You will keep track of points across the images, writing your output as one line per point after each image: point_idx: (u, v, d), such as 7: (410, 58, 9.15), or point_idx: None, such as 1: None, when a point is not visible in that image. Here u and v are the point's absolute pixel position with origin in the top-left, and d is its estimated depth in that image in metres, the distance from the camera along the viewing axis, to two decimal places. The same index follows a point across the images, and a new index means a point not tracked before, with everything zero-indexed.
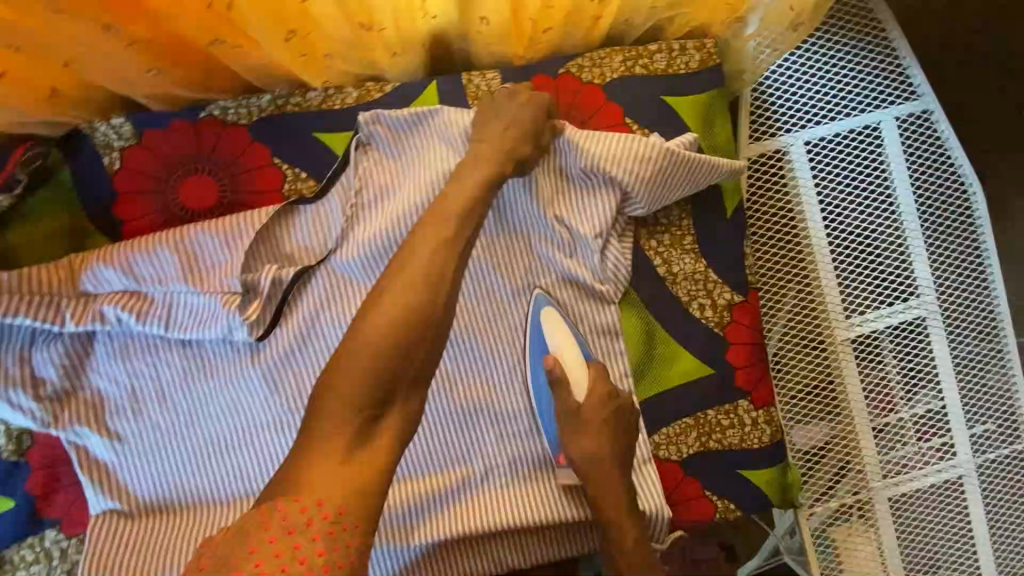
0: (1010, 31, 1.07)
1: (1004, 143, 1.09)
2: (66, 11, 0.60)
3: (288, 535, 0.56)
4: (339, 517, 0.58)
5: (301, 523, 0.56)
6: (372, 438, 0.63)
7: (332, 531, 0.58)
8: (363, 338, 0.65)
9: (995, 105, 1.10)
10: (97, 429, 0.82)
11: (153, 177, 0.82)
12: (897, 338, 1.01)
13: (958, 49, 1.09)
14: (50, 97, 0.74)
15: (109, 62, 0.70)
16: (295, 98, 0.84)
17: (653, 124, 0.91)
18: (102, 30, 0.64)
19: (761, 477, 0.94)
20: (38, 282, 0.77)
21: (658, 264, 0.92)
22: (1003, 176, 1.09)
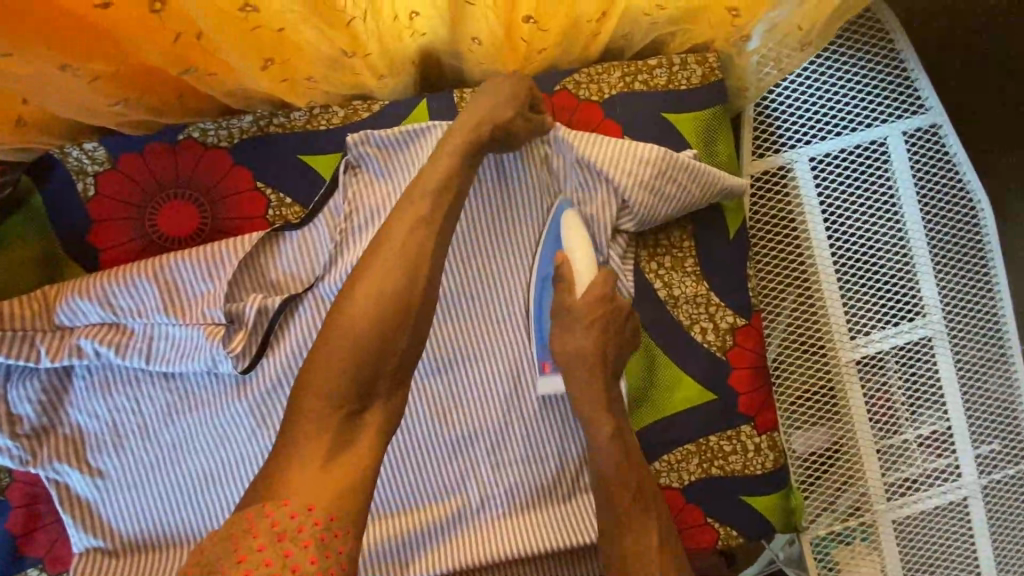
0: (1010, 31, 1.01)
1: (1005, 142, 1.04)
2: (14, 53, 0.54)
3: (278, 541, 0.55)
4: (330, 523, 0.58)
5: (293, 527, 0.56)
6: (354, 441, 0.64)
7: (324, 538, 0.57)
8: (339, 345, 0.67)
9: (995, 106, 1.04)
10: (78, 465, 0.79)
11: (130, 203, 0.78)
12: (903, 358, 0.98)
13: (957, 49, 1.02)
14: (15, 127, 0.70)
15: (76, 95, 0.66)
16: (278, 118, 0.80)
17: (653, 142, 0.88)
18: (60, 70, 0.59)
19: (765, 504, 0.92)
20: (9, 318, 0.73)
21: (659, 287, 0.89)
22: (1003, 176, 1.05)
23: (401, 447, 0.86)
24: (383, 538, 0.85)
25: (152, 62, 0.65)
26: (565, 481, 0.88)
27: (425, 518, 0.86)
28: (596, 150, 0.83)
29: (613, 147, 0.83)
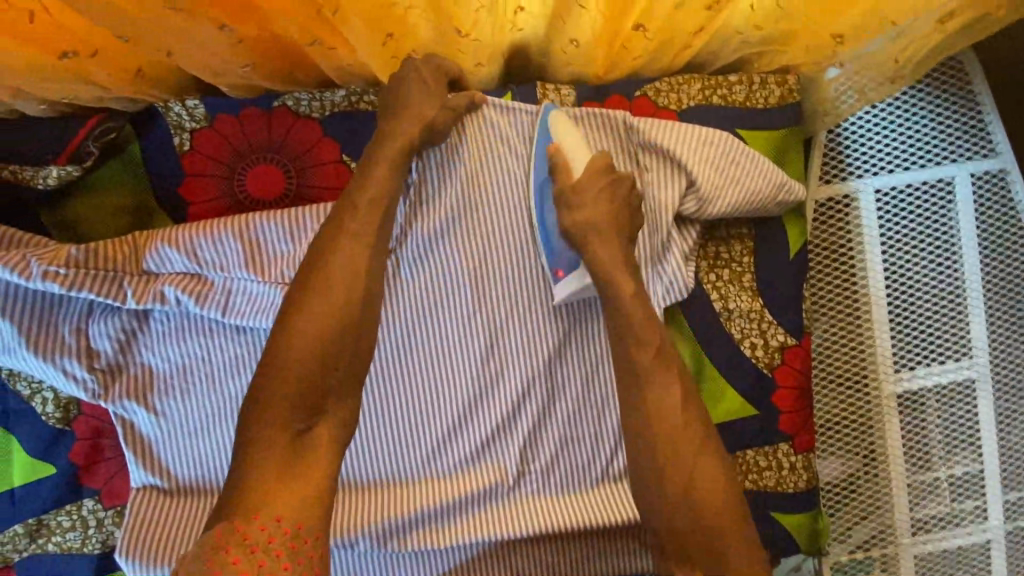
0: None
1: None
2: (185, 10, 0.63)
3: (251, 553, 0.61)
4: (298, 530, 0.65)
5: (263, 539, 0.62)
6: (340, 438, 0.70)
7: (293, 545, 0.64)
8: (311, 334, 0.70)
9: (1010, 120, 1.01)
10: (144, 405, 0.82)
11: (221, 161, 0.82)
12: (944, 397, 0.99)
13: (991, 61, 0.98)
14: (134, 76, 0.74)
15: (206, 52, 0.71)
16: (369, 95, 0.83)
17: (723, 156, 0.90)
18: (217, 29, 0.67)
19: (793, 522, 0.94)
20: (103, 257, 0.77)
21: (715, 299, 0.91)
22: None
23: (444, 419, 0.88)
24: (418, 510, 0.87)
25: (284, 30, 0.70)
26: (599, 470, 0.90)
27: (460, 495, 0.88)
28: (662, 131, 0.85)
29: (676, 130, 0.85)
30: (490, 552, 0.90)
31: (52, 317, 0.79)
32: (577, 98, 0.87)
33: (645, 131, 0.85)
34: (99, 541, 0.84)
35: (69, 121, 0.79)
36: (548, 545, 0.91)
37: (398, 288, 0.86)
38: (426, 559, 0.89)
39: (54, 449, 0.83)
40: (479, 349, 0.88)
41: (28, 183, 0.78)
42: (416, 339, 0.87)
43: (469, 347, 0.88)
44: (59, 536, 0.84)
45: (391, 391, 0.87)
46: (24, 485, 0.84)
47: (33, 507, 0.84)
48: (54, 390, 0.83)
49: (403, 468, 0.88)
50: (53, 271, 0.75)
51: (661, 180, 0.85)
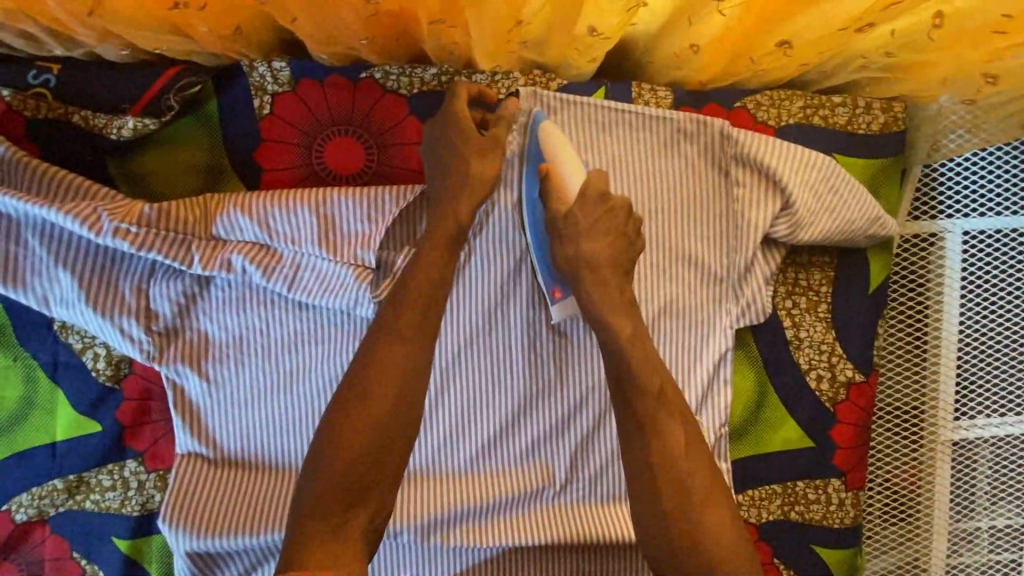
0: None
1: None
2: None
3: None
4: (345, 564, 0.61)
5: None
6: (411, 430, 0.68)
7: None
8: (397, 331, 0.68)
9: None
10: (197, 372, 0.80)
11: (300, 130, 0.78)
12: (999, 449, 0.97)
13: None
14: (231, 34, 0.72)
15: (321, 13, 0.67)
16: (461, 76, 0.79)
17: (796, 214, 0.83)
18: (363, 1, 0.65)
19: (833, 557, 0.93)
20: (175, 218, 0.74)
21: (787, 326, 0.88)
22: None
23: (495, 417, 0.85)
24: (461, 505, 0.85)
25: (410, 4, 0.68)
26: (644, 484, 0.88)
27: (504, 495, 0.86)
28: (764, 147, 0.80)
29: (780, 148, 0.80)
30: (529, 556, 0.88)
31: (114, 273, 0.76)
32: (673, 102, 0.82)
33: (746, 145, 0.80)
34: (139, 504, 0.83)
35: (150, 69, 0.75)
36: (584, 555, 0.89)
37: (465, 282, 0.81)
38: (464, 554, 0.88)
39: (101, 407, 0.81)
40: (539, 352, 0.84)
41: (101, 132, 0.75)
42: (477, 336, 0.83)
43: (529, 349, 0.84)
44: (98, 495, 0.83)
45: (445, 386, 0.84)
46: (68, 440, 0.82)
47: (75, 462, 0.82)
48: (106, 347, 0.80)
49: (448, 462, 0.86)
50: (124, 228, 0.72)
51: (753, 198, 0.82)
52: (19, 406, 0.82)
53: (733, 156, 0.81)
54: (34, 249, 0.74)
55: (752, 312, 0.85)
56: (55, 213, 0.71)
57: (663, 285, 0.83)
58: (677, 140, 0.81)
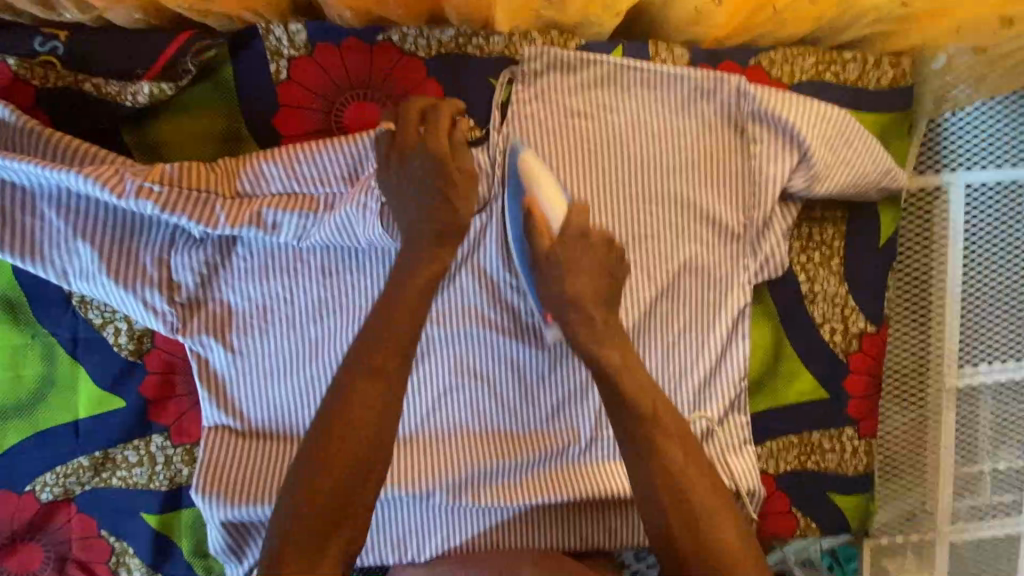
0: None
1: None
2: None
3: None
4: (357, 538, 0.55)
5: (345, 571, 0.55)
6: None
7: None
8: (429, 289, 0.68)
9: None
10: (221, 342, 0.79)
11: (319, 94, 0.77)
12: (1000, 394, 1.01)
13: None
14: None
15: None
16: (479, 38, 0.79)
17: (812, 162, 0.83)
18: None
19: (848, 504, 0.96)
20: (196, 178, 0.73)
21: (802, 281, 0.90)
22: None
23: (518, 377, 0.86)
24: (489, 465, 0.87)
25: None
26: None
27: (531, 453, 0.87)
28: (780, 102, 0.82)
29: (797, 103, 0.82)
30: (557, 513, 0.90)
31: (134, 243, 0.75)
32: (690, 61, 0.83)
33: (764, 101, 0.82)
34: (167, 478, 0.82)
35: (164, 32, 0.73)
36: (611, 510, 0.91)
37: (488, 246, 0.81)
38: (491, 514, 0.89)
39: (125, 381, 0.80)
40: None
41: (115, 100, 0.73)
42: (501, 297, 0.84)
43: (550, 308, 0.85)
44: (124, 471, 0.82)
45: (460, 348, 0.85)
46: (91, 417, 0.81)
47: (99, 440, 0.81)
48: (127, 321, 0.79)
49: (474, 423, 0.87)
50: (147, 187, 0.71)
51: (770, 154, 0.83)
52: (39, 384, 0.80)
53: (752, 112, 0.82)
54: (51, 220, 0.73)
55: (768, 265, 0.87)
56: (72, 180, 0.69)
57: (674, 253, 0.85)
58: (695, 98, 0.83)
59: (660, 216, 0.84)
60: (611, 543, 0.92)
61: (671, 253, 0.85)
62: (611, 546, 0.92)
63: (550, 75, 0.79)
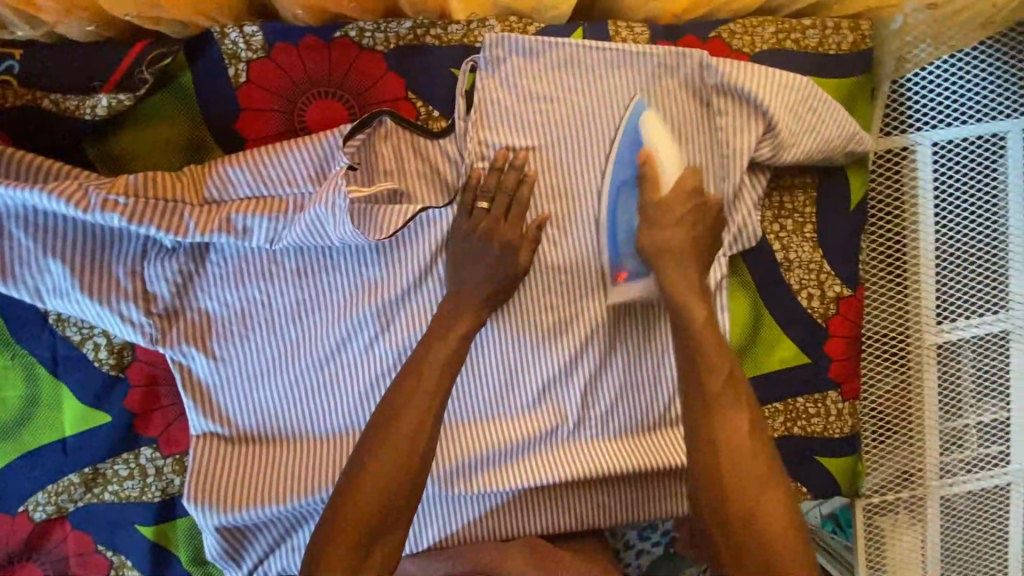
0: None
1: None
2: None
3: None
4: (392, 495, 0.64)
5: None
6: None
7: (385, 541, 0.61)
8: None
9: None
10: (203, 350, 0.80)
11: (280, 96, 0.77)
12: (979, 348, 1.03)
13: None
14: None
15: None
16: (436, 28, 0.79)
17: (780, 131, 0.82)
18: None
19: (836, 465, 0.97)
20: (160, 188, 0.72)
21: (777, 249, 0.91)
22: None
23: (502, 364, 0.87)
24: (481, 452, 0.88)
25: None
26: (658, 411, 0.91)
27: (521, 438, 0.88)
28: (742, 73, 0.82)
29: (760, 73, 0.82)
30: (552, 495, 0.91)
31: (105, 257, 0.75)
32: (650, 38, 0.84)
33: (726, 73, 0.81)
34: (159, 489, 0.82)
35: (116, 44, 0.73)
36: (604, 488, 0.92)
37: None
38: (486, 500, 0.90)
39: (109, 396, 0.81)
40: (537, 293, 0.86)
41: (73, 115, 0.73)
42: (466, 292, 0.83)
43: (527, 292, 0.85)
44: (116, 485, 0.82)
45: None
46: (77, 434, 0.81)
47: (87, 456, 0.81)
48: (106, 336, 0.80)
49: (463, 411, 0.88)
50: (112, 200, 0.70)
51: (736, 126, 0.83)
52: (24, 405, 0.80)
53: (717, 86, 0.82)
54: (20, 240, 0.73)
55: (743, 235, 0.87)
56: (36, 198, 0.69)
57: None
58: (657, 74, 0.83)
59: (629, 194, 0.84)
60: (607, 520, 0.93)
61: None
62: (606, 523, 0.93)
63: (509, 60, 0.79)
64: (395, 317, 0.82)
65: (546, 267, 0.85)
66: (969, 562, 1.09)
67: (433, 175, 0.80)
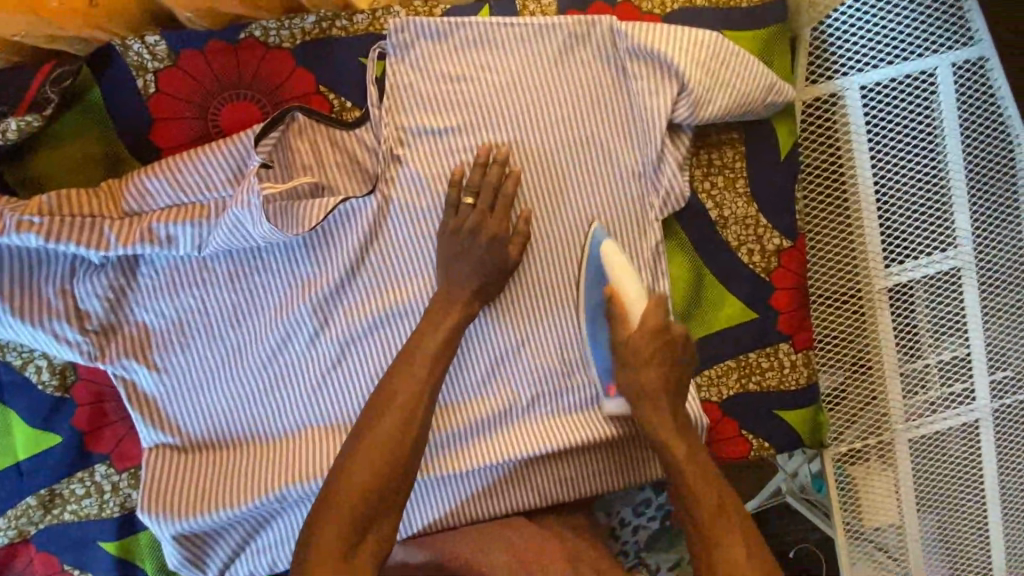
0: None
1: None
2: None
3: None
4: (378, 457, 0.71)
5: None
6: None
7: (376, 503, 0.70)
8: None
9: None
10: (144, 362, 0.80)
11: (190, 101, 0.77)
12: (931, 287, 1.02)
13: None
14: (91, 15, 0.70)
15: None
16: (341, 20, 0.79)
17: (696, 88, 0.82)
18: None
19: (796, 418, 0.97)
20: (75, 205, 0.73)
21: (710, 208, 0.91)
22: None
23: (467, 349, 0.88)
24: (445, 435, 0.88)
25: None
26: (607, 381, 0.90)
27: (476, 418, 0.88)
28: (652, 35, 0.82)
29: (667, 31, 0.82)
30: (512, 473, 0.91)
31: (34, 279, 0.76)
32: (558, 9, 0.85)
33: (635, 35, 0.82)
34: (117, 505, 0.83)
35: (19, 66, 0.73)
36: (565, 463, 0.92)
37: (390, 234, 0.81)
38: (446, 485, 0.91)
39: (57, 417, 0.81)
40: (524, 281, 0.87)
41: None
42: (397, 282, 0.82)
43: (518, 280, 0.86)
44: (74, 505, 0.83)
45: (382, 331, 0.83)
46: (30, 457, 0.82)
47: (42, 478, 0.82)
48: (47, 358, 0.80)
49: (448, 400, 0.89)
50: (27, 221, 0.71)
51: (650, 87, 0.83)
52: None
53: (630, 50, 0.83)
54: None
55: (671, 198, 0.87)
56: None
57: (576, 201, 0.85)
58: (569, 45, 0.83)
59: (554, 169, 0.84)
60: (570, 495, 0.92)
61: (572, 202, 0.85)
62: (570, 498, 0.93)
63: (416, 44, 0.79)
64: (333, 312, 0.82)
65: (537, 253, 0.86)
66: (949, 505, 1.07)
67: (353, 166, 0.81)
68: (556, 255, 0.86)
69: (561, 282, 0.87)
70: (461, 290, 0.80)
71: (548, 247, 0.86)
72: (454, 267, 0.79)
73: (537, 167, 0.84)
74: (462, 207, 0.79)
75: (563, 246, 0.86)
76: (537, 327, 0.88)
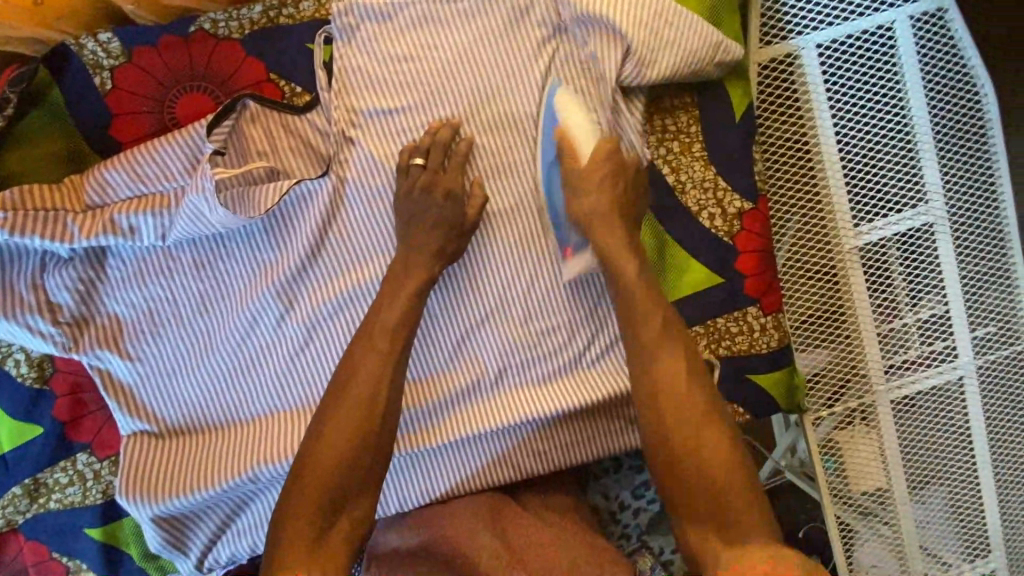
0: None
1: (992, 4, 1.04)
2: None
3: None
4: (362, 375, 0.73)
5: None
6: None
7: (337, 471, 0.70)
8: None
9: None
10: (116, 351, 0.83)
11: (147, 96, 0.80)
12: (904, 244, 1.00)
13: None
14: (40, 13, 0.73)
15: None
16: (288, 9, 0.82)
17: (639, 49, 0.83)
18: None
19: (770, 381, 0.96)
20: (38, 199, 0.75)
21: (668, 173, 0.92)
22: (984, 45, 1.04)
23: (433, 324, 0.88)
24: (414, 411, 0.89)
25: None
26: (573, 352, 0.90)
27: (444, 394, 0.89)
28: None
29: None
30: (482, 450, 0.91)
31: (7, 274, 0.79)
32: None
33: (579, 4, 0.82)
34: (100, 492, 0.86)
35: None
36: (536, 438, 0.91)
37: (347, 213, 0.83)
38: (417, 464, 0.90)
39: (38, 409, 0.84)
40: (480, 253, 0.87)
41: None
42: (356, 262, 0.84)
43: (474, 251, 0.87)
44: (59, 493, 0.86)
45: (343, 311, 0.84)
46: (14, 449, 0.85)
47: (27, 468, 0.85)
48: (25, 351, 0.84)
49: (417, 375, 0.89)
50: None
51: (596, 57, 0.84)
52: None
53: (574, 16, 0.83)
54: None
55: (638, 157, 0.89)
56: None
57: (532, 175, 0.86)
58: (511, 16, 0.84)
59: (506, 142, 0.85)
60: (543, 469, 0.92)
61: (526, 174, 0.86)
62: (543, 472, 0.92)
63: (361, 24, 0.81)
64: (297, 294, 0.84)
65: (490, 223, 0.87)
66: (937, 465, 1.05)
67: (307, 150, 0.83)
68: (515, 227, 0.87)
69: (519, 255, 0.88)
70: (417, 264, 0.80)
71: (504, 221, 0.87)
72: (408, 241, 0.80)
73: (490, 141, 0.85)
74: (413, 182, 0.80)
75: (521, 219, 0.87)
76: (499, 300, 0.88)
